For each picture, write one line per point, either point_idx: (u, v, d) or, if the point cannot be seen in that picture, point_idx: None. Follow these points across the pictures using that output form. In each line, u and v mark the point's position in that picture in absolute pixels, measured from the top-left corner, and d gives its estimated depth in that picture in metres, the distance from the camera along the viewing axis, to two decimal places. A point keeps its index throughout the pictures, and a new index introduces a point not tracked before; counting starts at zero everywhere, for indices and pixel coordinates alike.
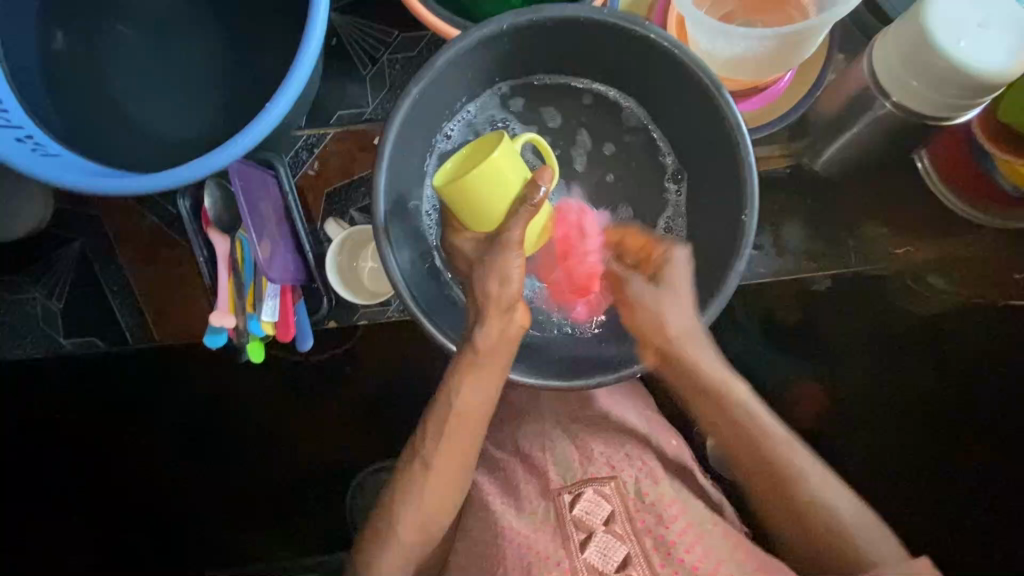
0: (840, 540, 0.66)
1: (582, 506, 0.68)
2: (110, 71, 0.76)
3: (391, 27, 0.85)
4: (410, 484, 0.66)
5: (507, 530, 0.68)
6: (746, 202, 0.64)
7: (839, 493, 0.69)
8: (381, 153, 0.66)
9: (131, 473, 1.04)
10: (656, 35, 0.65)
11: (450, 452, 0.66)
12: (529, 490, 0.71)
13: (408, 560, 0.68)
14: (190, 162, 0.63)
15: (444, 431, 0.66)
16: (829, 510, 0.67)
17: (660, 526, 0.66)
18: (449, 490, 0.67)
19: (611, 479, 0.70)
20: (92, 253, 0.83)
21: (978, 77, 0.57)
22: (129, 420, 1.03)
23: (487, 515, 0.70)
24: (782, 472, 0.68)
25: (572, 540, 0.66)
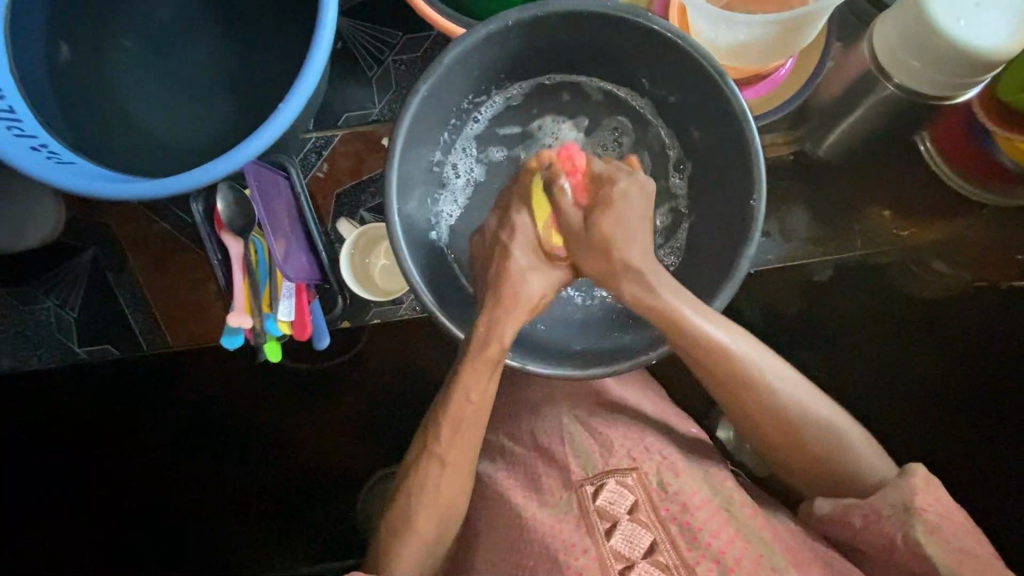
0: (842, 466, 0.66)
1: (606, 496, 0.67)
2: (121, 84, 0.79)
3: (393, 28, 0.86)
4: (427, 478, 0.68)
5: (530, 520, 0.67)
6: (754, 187, 0.67)
7: (834, 409, 0.67)
8: (392, 151, 0.67)
9: (131, 474, 1.12)
10: (659, 26, 0.67)
11: (457, 445, 0.68)
12: (551, 483, 0.70)
13: (422, 547, 0.69)
14: (207, 165, 0.67)
15: (444, 429, 0.68)
16: (827, 431, 0.66)
17: (685, 513, 0.65)
18: (456, 481, 0.69)
19: (633, 470, 0.69)
20: (104, 262, 0.87)
21: (976, 57, 0.60)
22: (137, 423, 1.11)
23: (507, 509, 0.70)
24: (770, 403, 0.65)
25: (596, 528, 0.65)
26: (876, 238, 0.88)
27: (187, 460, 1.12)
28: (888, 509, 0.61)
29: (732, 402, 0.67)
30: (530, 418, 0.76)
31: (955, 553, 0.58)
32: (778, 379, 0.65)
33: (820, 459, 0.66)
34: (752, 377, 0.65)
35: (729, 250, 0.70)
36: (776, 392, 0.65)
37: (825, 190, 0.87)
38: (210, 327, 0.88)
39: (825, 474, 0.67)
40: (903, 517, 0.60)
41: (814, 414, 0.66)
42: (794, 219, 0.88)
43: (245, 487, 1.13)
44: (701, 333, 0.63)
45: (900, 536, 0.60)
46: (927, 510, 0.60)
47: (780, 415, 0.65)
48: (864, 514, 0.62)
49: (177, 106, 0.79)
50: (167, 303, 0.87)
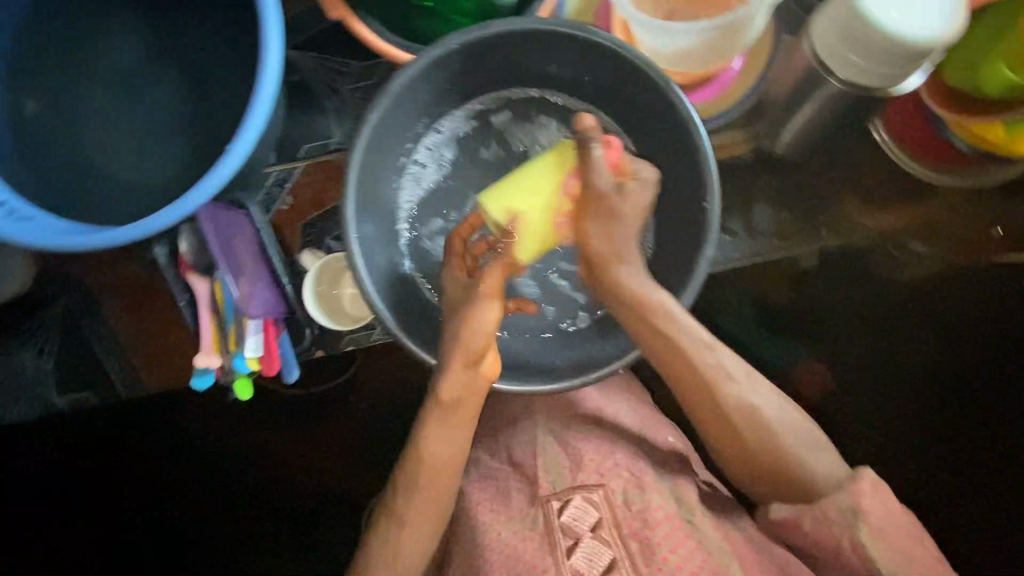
0: (795, 478, 0.64)
1: (571, 513, 0.68)
2: (79, 131, 0.80)
3: (347, 57, 0.86)
4: (390, 532, 0.68)
5: (495, 542, 0.68)
6: (708, 189, 0.68)
7: (796, 411, 0.66)
8: (347, 181, 0.68)
9: (130, 476, 1.12)
10: (599, 38, 0.67)
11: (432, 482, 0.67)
12: (520, 498, 0.70)
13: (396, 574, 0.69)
14: (163, 209, 0.68)
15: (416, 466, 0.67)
16: (790, 434, 0.65)
17: (646, 529, 0.66)
18: (427, 514, 0.68)
19: (600, 486, 0.69)
20: (77, 308, 0.88)
21: (912, 47, 0.61)
22: (127, 453, 1.10)
23: (475, 526, 0.70)
24: (732, 407, 0.64)
25: (559, 546, 0.66)
26: (843, 229, 0.88)
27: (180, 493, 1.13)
28: (838, 514, 0.63)
29: (700, 404, 0.65)
30: (505, 435, 0.76)
31: (892, 553, 0.62)
32: (745, 380, 0.64)
33: (782, 463, 0.64)
34: (719, 375, 0.64)
35: (689, 253, 0.70)
36: (743, 393, 0.64)
37: (787, 183, 0.87)
38: (181, 369, 0.87)
39: (783, 478, 0.65)
40: (851, 520, 0.62)
41: (779, 416, 0.65)
42: (759, 215, 0.88)
43: (237, 518, 1.14)
44: (672, 328, 0.62)
45: (846, 539, 0.62)
46: (872, 514, 0.63)
47: (746, 416, 0.64)
48: (815, 519, 0.64)
49: (137, 149, 0.80)
50: (138, 346, 0.87)
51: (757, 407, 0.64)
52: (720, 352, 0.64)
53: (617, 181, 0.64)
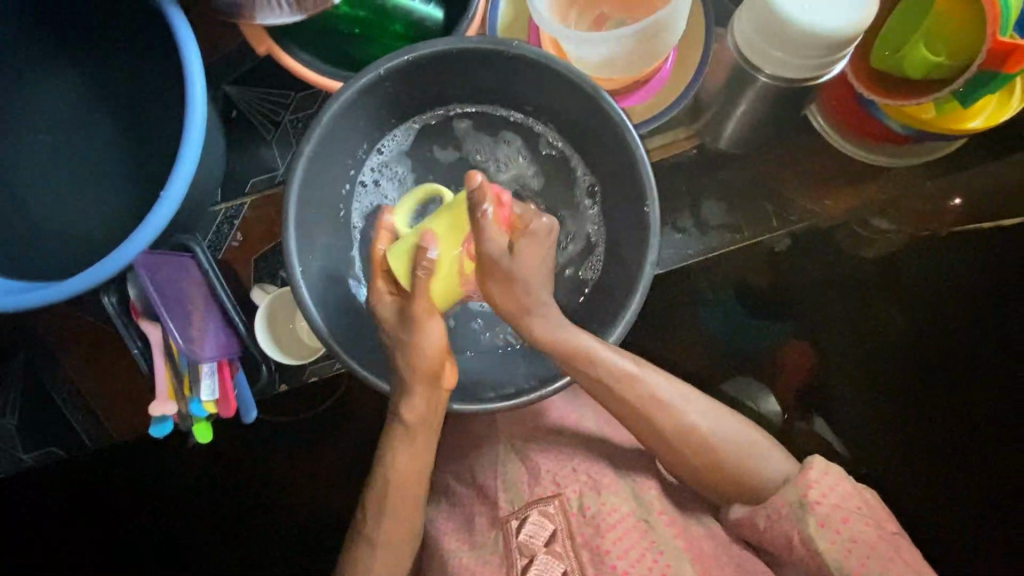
0: (743, 480, 0.66)
1: (527, 531, 0.67)
2: (17, 185, 0.79)
3: (286, 88, 0.86)
4: (357, 559, 0.70)
5: (456, 567, 0.69)
6: (646, 193, 0.68)
7: (732, 418, 0.67)
8: (285, 216, 0.67)
9: (119, 499, 1.14)
10: (524, 52, 0.68)
11: (397, 511, 0.69)
12: (481, 522, 0.71)
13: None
14: (100, 261, 0.67)
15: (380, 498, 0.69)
16: (729, 442, 0.66)
17: (598, 536, 0.66)
18: (391, 542, 0.70)
19: (555, 497, 0.69)
20: (37, 361, 0.87)
21: (830, 38, 0.62)
22: (120, 484, 1.13)
23: (439, 560, 0.71)
24: (668, 426, 0.65)
25: (515, 566, 0.66)
26: (791, 215, 0.88)
27: (174, 518, 1.15)
28: (787, 508, 0.63)
29: (640, 428, 0.66)
30: (470, 456, 0.76)
31: (843, 544, 0.61)
32: (677, 399, 0.65)
33: (727, 471, 0.65)
34: (649, 400, 0.64)
35: (635, 257, 0.70)
36: (677, 412, 0.65)
37: (733, 175, 0.87)
38: (146, 414, 0.87)
39: (732, 485, 0.66)
40: (799, 514, 0.62)
41: (714, 427, 0.66)
42: (707, 211, 0.88)
43: (229, 547, 1.16)
44: (596, 361, 0.63)
45: (796, 535, 0.62)
46: (821, 503, 0.62)
47: (684, 434, 0.65)
48: (766, 514, 0.64)
49: (81, 199, 0.80)
50: (104, 394, 0.87)
51: (692, 424, 0.65)
52: (648, 376, 0.65)
53: (509, 242, 0.60)
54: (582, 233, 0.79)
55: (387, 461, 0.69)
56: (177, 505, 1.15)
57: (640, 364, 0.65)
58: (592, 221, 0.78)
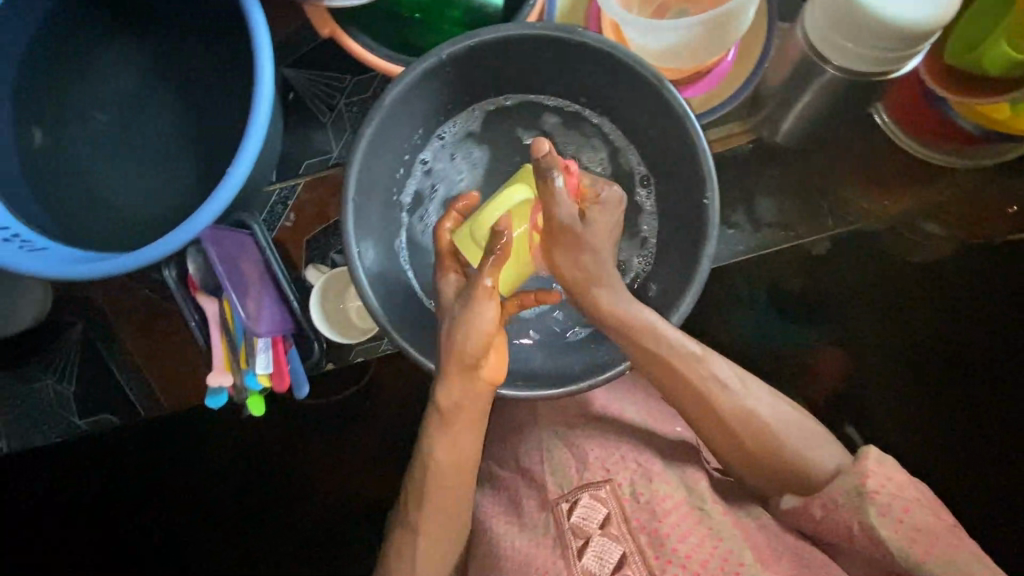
0: (799, 470, 0.65)
1: (580, 513, 0.68)
2: (87, 160, 0.82)
3: (342, 72, 0.87)
4: (401, 541, 0.70)
5: (508, 548, 0.69)
6: (706, 185, 0.67)
7: (793, 412, 0.67)
8: (345, 197, 0.68)
9: (129, 495, 1.12)
10: (588, 40, 0.67)
11: (443, 495, 0.68)
12: (529, 504, 0.71)
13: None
14: (169, 234, 0.69)
15: (427, 485, 0.68)
16: (784, 433, 0.65)
17: (654, 521, 0.66)
18: (443, 526, 0.69)
19: (606, 482, 0.70)
20: (94, 332, 0.90)
21: (906, 29, 0.60)
22: (138, 474, 1.11)
23: (489, 539, 0.71)
24: (721, 407, 0.65)
25: (570, 546, 0.66)
26: (848, 214, 0.86)
27: (191, 514, 1.14)
28: (843, 496, 0.61)
29: (695, 411, 0.66)
30: (514, 440, 0.77)
31: (905, 531, 0.60)
32: (735, 386, 0.65)
33: (779, 461, 0.65)
34: (705, 381, 0.64)
35: (692, 248, 0.70)
36: (736, 399, 0.65)
37: (788, 169, 0.86)
38: (198, 387, 0.90)
39: (782, 475, 0.65)
40: (858, 502, 0.61)
41: (774, 418, 0.65)
42: (761, 206, 0.87)
43: (253, 535, 1.14)
44: (657, 341, 0.63)
45: (857, 523, 0.61)
46: (880, 493, 0.60)
47: (742, 421, 0.65)
48: (823, 503, 0.63)
49: (143, 176, 0.82)
50: (155, 366, 0.90)
51: (750, 411, 0.65)
52: (711, 360, 0.65)
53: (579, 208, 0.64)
54: (630, 224, 0.78)
55: (436, 453, 0.66)
56: (197, 491, 1.13)
57: (703, 348, 0.65)
58: (646, 213, 0.77)
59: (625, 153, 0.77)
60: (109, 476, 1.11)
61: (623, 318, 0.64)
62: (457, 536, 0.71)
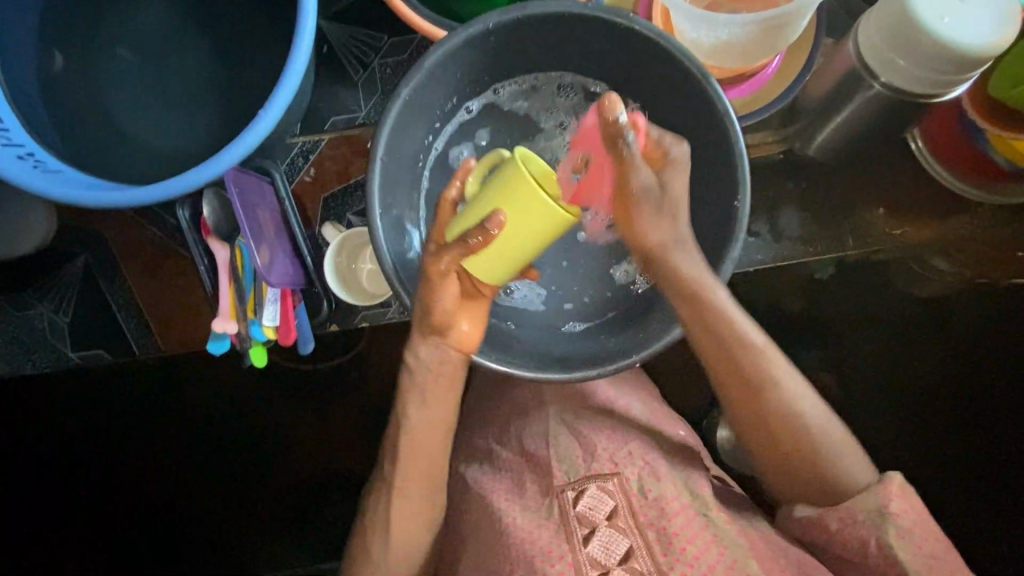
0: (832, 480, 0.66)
1: (586, 502, 0.67)
2: (109, 90, 0.80)
3: (379, 31, 0.85)
4: (380, 497, 0.71)
5: (511, 526, 0.68)
6: (738, 189, 0.66)
7: (835, 423, 0.68)
8: (372, 156, 0.67)
9: (118, 470, 1.12)
10: (640, 27, 0.66)
11: (422, 459, 0.70)
12: (532, 488, 0.71)
13: (400, 542, 0.72)
14: (185, 171, 0.67)
15: (409, 444, 0.70)
16: (822, 439, 0.66)
17: (663, 519, 0.66)
18: (423, 481, 0.71)
19: (614, 475, 0.69)
20: (96, 267, 0.88)
21: (959, 51, 0.60)
22: (128, 428, 1.11)
23: (489, 513, 0.71)
24: (769, 398, 0.66)
25: (574, 534, 0.66)
26: (869, 237, 0.87)
27: (183, 477, 1.13)
28: (864, 514, 0.63)
29: (738, 394, 0.67)
30: (518, 422, 0.76)
31: (923, 557, 0.62)
32: (792, 382, 0.66)
33: (811, 466, 0.67)
34: (764, 370, 0.66)
35: (715, 252, 0.69)
36: (786, 395, 0.66)
37: (816, 186, 0.87)
38: (200, 334, 0.88)
39: (814, 481, 0.67)
40: (877, 521, 0.63)
41: (820, 423, 0.66)
42: (785, 219, 0.87)
43: (243, 499, 1.13)
44: (723, 321, 0.65)
45: (874, 541, 0.63)
46: (901, 516, 0.63)
47: (787, 416, 0.66)
48: (841, 517, 0.64)
49: (164, 112, 0.80)
50: (155, 309, 0.88)
51: (797, 406, 0.66)
52: (769, 352, 0.66)
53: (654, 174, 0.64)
54: None
55: (411, 413, 0.69)
56: (185, 449, 1.12)
57: (764, 338, 0.67)
58: None
59: None
60: (107, 432, 1.11)
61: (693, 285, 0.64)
62: (439, 492, 0.73)
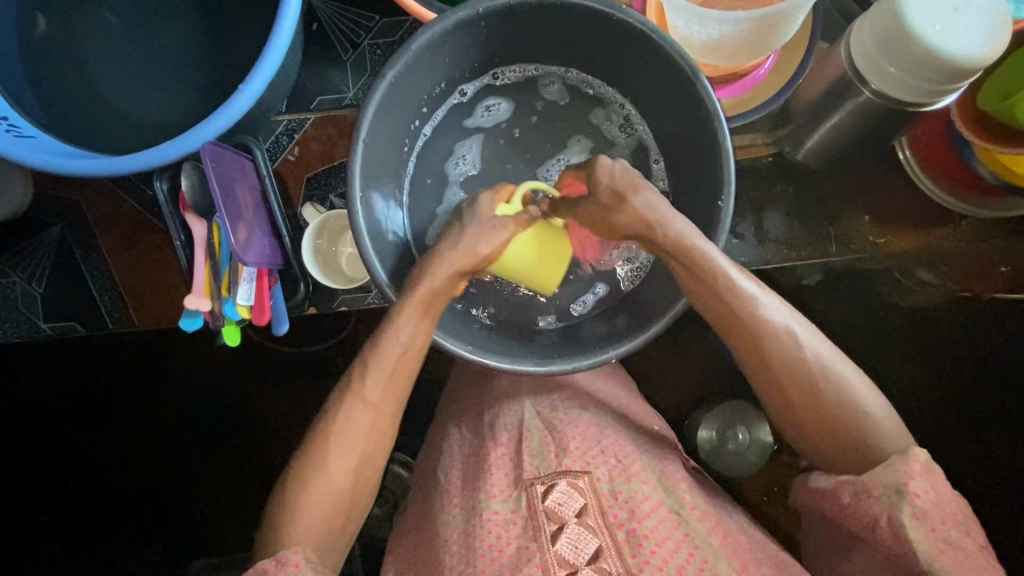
0: (859, 441, 0.64)
1: (555, 497, 0.67)
2: (90, 57, 0.78)
3: (371, 11, 0.84)
4: (347, 412, 0.66)
5: (481, 518, 0.67)
6: (722, 188, 0.66)
7: (853, 372, 0.66)
8: (355, 136, 0.66)
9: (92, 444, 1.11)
10: (632, 19, 0.65)
11: (398, 373, 0.67)
12: (501, 479, 0.69)
13: (354, 460, 0.66)
14: (163, 143, 0.65)
15: (389, 357, 0.66)
16: (835, 393, 0.65)
17: (632, 521, 0.66)
18: (389, 396, 0.67)
19: (585, 473, 0.68)
20: (73, 237, 0.87)
21: (949, 61, 0.60)
22: (103, 403, 1.10)
23: (467, 499, 0.70)
24: (777, 358, 0.65)
25: (542, 531, 0.65)
26: (853, 243, 0.88)
27: (176, 463, 1.12)
28: (879, 490, 0.60)
29: (745, 356, 0.67)
30: (493, 409, 0.76)
31: (935, 539, 0.58)
32: (802, 336, 0.65)
33: (832, 430, 0.65)
34: (765, 331, 0.65)
35: None
36: (794, 354, 0.65)
37: (809, 196, 0.88)
38: (177, 311, 0.87)
39: (842, 442, 0.65)
40: (893, 499, 0.59)
41: (839, 378, 0.65)
42: (770, 222, 0.88)
43: (230, 482, 1.12)
44: (716, 276, 0.64)
45: (885, 518, 0.59)
46: (920, 496, 0.59)
47: (796, 377, 0.65)
48: (854, 491, 0.62)
49: (146, 82, 0.78)
50: (130, 283, 0.87)
51: (807, 358, 0.65)
52: (768, 305, 0.66)
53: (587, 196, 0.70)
54: None
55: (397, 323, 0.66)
56: (161, 426, 1.11)
57: (759, 289, 0.66)
58: None
59: (649, 156, 0.77)
60: (93, 417, 1.10)
61: (683, 244, 0.64)
62: (398, 414, 0.69)
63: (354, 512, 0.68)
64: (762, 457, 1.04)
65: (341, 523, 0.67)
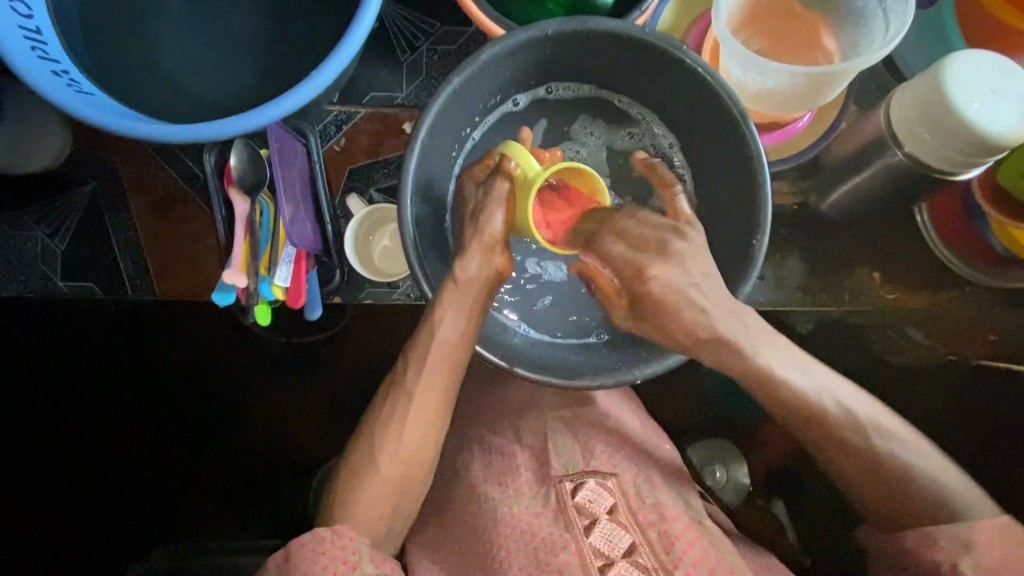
0: (906, 483, 0.69)
1: (585, 494, 0.70)
2: (152, 25, 0.79)
3: (433, 18, 0.86)
4: (395, 408, 0.71)
5: (507, 513, 0.70)
6: (758, 228, 0.69)
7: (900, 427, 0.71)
8: (415, 135, 0.67)
9: (86, 411, 1.10)
10: (692, 60, 0.69)
11: (438, 368, 0.70)
12: (528, 475, 0.73)
13: (404, 453, 0.70)
14: (226, 118, 0.66)
15: (430, 351, 0.70)
16: (876, 446, 0.70)
17: (663, 523, 0.69)
18: (434, 392, 0.70)
19: (613, 475, 0.72)
20: (103, 199, 0.86)
21: (982, 134, 0.64)
22: (100, 371, 1.08)
23: (482, 500, 0.72)
24: (827, 423, 0.70)
25: (576, 525, 0.68)
26: (863, 297, 0.92)
27: (182, 463, 1.13)
28: None
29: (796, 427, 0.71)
30: (514, 416, 0.78)
31: None
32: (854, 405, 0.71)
33: (879, 471, 0.70)
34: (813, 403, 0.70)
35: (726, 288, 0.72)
36: (849, 415, 0.70)
37: (828, 253, 0.92)
38: (199, 284, 0.87)
39: (888, 480, 0.70)
40: None
41: (891, 434, 0.70)
42: (787, 267, 0.92)
43: (233, 465, 1.12)
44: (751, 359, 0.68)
45: None
46: None
47: (854, 437, 0.70)
48: None
49: (205, 56, 0.79)
50: (156, 250, 0.87)
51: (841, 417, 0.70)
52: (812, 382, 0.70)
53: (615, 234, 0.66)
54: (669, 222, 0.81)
55: (446, 322, 0.69)
56: (157, 400, 1.10)
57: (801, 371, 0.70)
58: None
59: (686, 192, 0.80)
60: (98, 396, 1.09)
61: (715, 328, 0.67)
62: (446, 404, 0.72)
63: (404, 500, 0.72)
64: (738, 498, 1.03)
65: (392, 510, 0.71)
